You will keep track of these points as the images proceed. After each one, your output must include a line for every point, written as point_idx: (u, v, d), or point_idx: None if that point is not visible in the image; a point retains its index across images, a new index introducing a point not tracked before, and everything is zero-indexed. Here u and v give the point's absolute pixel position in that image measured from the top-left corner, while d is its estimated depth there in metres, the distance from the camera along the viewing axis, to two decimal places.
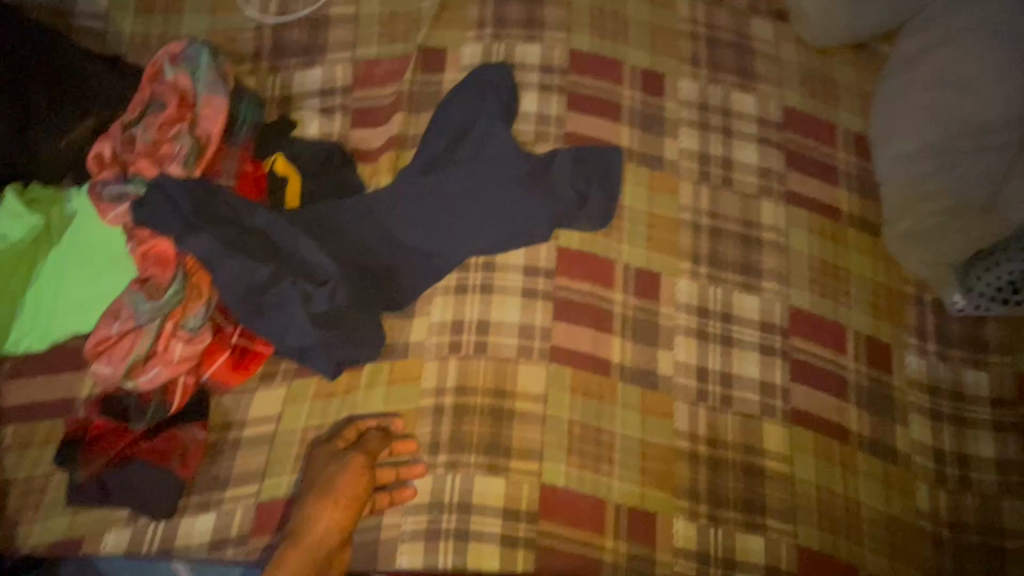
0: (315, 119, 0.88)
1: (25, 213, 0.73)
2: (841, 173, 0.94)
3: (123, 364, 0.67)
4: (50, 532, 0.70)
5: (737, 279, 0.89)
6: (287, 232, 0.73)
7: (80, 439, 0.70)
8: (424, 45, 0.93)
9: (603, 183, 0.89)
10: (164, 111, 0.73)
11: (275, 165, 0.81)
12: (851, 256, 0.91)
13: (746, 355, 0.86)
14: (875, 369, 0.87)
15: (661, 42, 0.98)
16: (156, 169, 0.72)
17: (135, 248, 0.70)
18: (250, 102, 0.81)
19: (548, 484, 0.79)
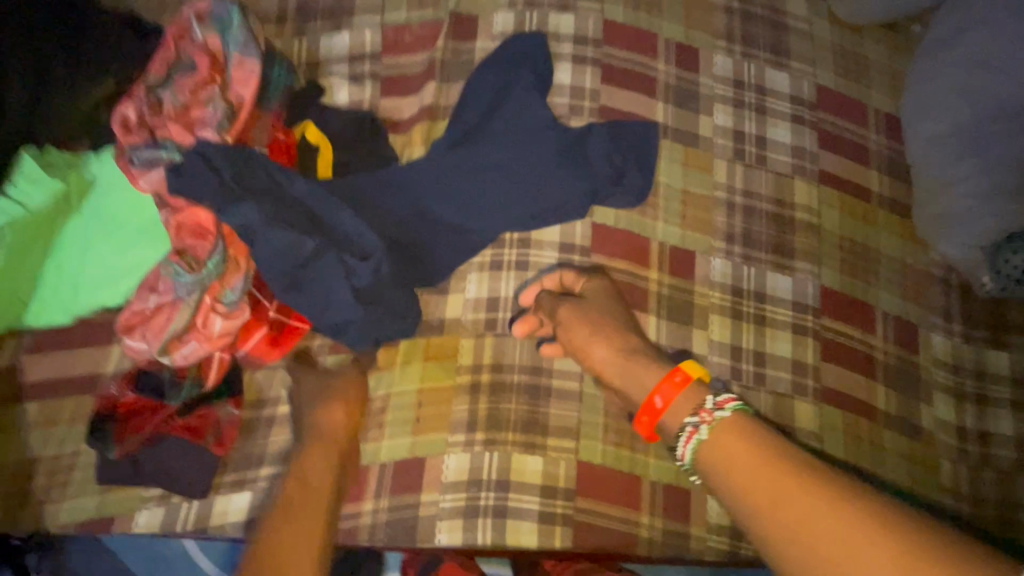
0: (344, 86, 0.85)
1: (42, 178, 0.68)
2: (871, 153, 0.95)
3: (160, 339, 0.65)
4: (80, 511, 0.68)
5: (770, 258, 0.89)
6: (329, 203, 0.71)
7: (111, 417, 0.68)
8: (455, 11, 0.89)
9: (639, 159, 0.88)
10: (195, 73, 0.69)
11: (306, 134, 0.79)
12: (880, 237, 0.92)
13: (779, 334, 0.86)
14: (902, 348, 0.88)
15: (696, 15, 0.96)
16: (188, 134, 0.68)
17: (169, 218, 0.66)
18: (282, 67, 0.77)
19: (585, 462, 0.79)
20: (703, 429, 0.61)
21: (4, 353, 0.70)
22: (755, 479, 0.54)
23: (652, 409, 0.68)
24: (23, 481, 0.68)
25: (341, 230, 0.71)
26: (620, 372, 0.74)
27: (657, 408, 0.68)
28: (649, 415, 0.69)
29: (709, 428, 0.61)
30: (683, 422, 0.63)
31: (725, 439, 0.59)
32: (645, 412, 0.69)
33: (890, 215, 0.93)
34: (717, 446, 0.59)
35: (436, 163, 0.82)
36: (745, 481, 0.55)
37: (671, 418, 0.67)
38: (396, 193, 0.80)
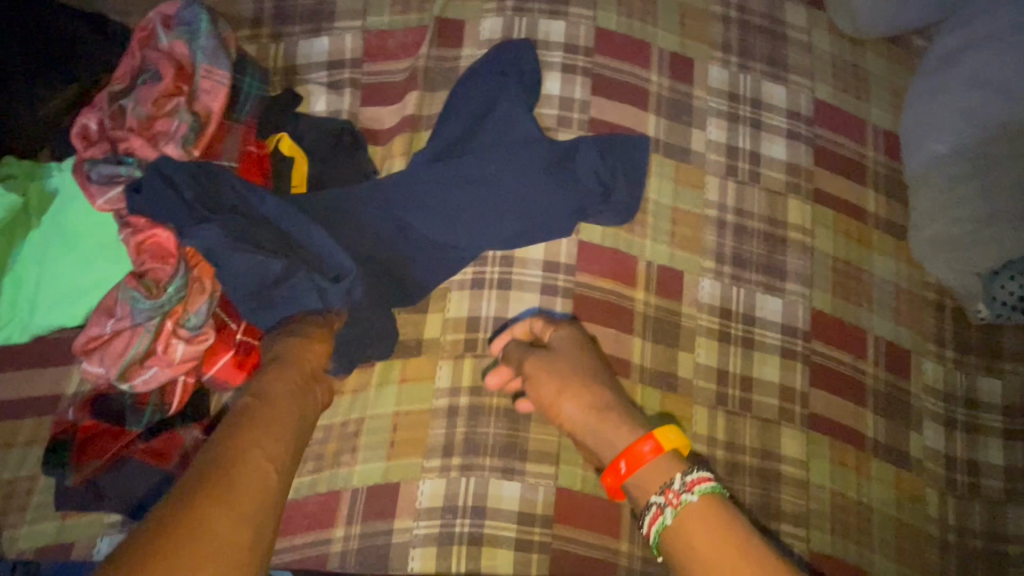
0: (322, 95, 0.81)
1: (0, 191, 0.66)
2: (868, 172, 0.92)
3: (118, 364, 0.63)
4: (36, 536, 0.65)
5: (760, 280, 0.86)
6: (299, 223, 0.67)
7: (69, 442, 0.65)
8: (441, 16, 0.86)
9: (628, 174, 0.85)
10: (159, 83, 0.66)
11: (280, 145, 0.75)
12: (874, 259, 0.89)
13: (767, 359, 0.84)
14: (893, 375, 0.86)
15: (691, 24, 0.93)
16: (150, 148, 0.65)
17: (130, 237, 0.64)
18: (255, 76, 0.75)
19: (564, 488, 0.77)
20: (668, 513, 0.55)
21: None
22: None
23: (618, 473, 0.60)
24: None
25: (312, 250, 0.67)
26: (592, 433, 0.66)
27: (623, 475, 0.61)
28: (614, 480, 0.61)
29: (674, 512, 0.54)
30: (649, 499, 0.57)
31: (693, 527, 0.53)
32: (610, 473, 0.61)
33: (886, 235, 0.90)
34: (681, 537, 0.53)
35: (417, 178, 0.79)
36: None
37: (638, 488, 0.59)
38: (374, 209, 0.77)
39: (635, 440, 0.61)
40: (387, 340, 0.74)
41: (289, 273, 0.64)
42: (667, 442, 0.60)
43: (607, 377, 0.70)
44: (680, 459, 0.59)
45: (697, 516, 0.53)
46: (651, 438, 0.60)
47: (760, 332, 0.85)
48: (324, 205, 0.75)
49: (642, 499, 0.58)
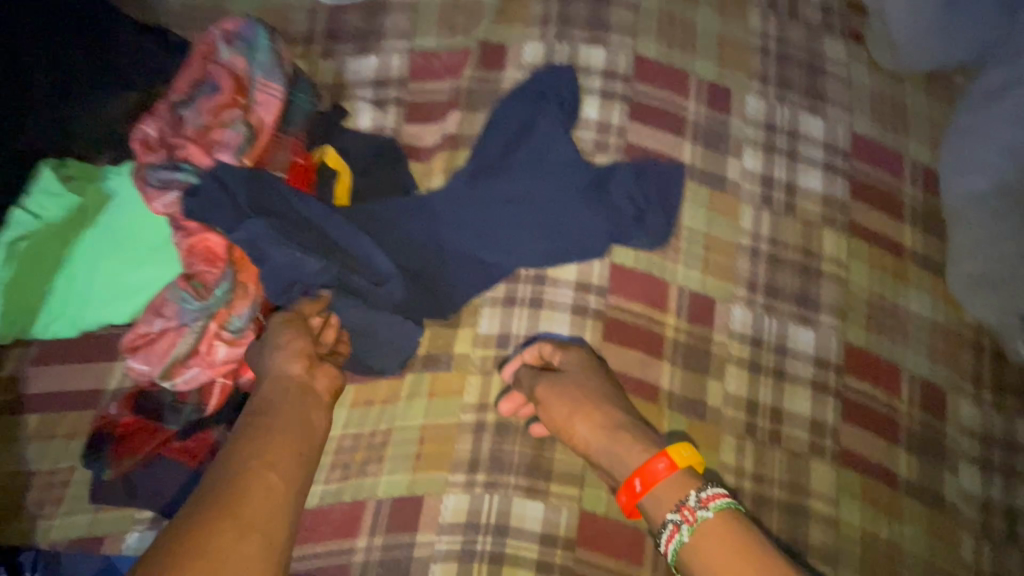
0: (368, 110, 0.84)
1: (62, 192, 0.69)
2: (905, 207, 0.91)
3: (162, 363, 0.65)
4: (70, 528, 0.67)
5: (793, 310, 0.85)
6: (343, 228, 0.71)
7: (107, 437, 0.67)
8: (485, 40, 0.88)
9: (663, 200, 0.85)
10: (217, 95, 0.70)
11: (325, 158, 0.76)
12: (910, 295, 0.88)
13: (798, 390, 0.83)
14: (928, 414, 0.84)
15: (730, 55, 0.94)
16: (206, 155, 0.68)
17: (182, 240, 0.66)
18: (305, 92, 0.76)
19: (588, 511, 0.76)
20: (684, 529, 0.61)
21: (9, 363, 0.70)
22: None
23: (632, 491, 0.66)
24: (17, 494, 0.67)
25: (354, 255, 0.72)
26: (604, 451, 0.71)
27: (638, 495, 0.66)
28: (630, 500, 0.66)
29: (690, 528, 0.60)
30: (665, 517, 0.63)
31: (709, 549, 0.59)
32: (626, 492, 0.67)
33: (923, 271, 0.89)
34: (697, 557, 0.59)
35: (451, 190, 0.80)
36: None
37: (653, 504, 0.65)
38: (409, 218, 0.78)
39: (649, 460, 0.67)
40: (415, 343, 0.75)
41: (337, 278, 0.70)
42: (680, 459, 0.66)
43: (620, 400, 0.74)
44: (693, 477, 0.65)
45: (711, 535, 0.59)
46: (665, 457, 0.66)
47: (791, 362, 0.84)
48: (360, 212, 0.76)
49: (657, 517, 0.64)
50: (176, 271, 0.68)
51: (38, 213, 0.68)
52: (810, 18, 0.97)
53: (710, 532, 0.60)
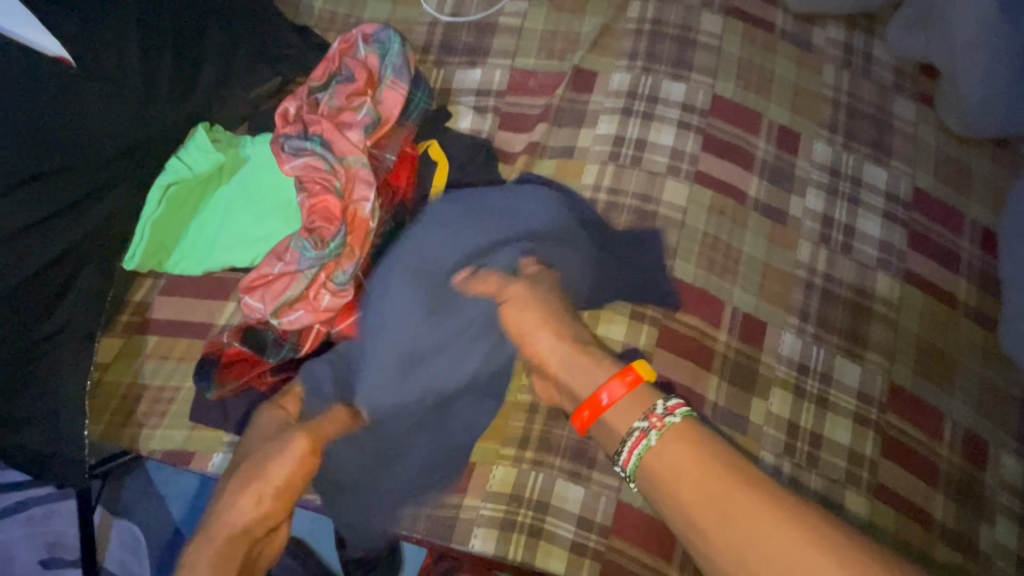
0: (469, 115, 0.94)
1: (211, 150, 0.81)
2: (962, 262, 0.95)
3: (275, 302, 0.76)
4: (169, 440, 0.76)
5: (842, 345, 0.89)
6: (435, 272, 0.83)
7: (215, 361, 0.77)
8: (579, 66, 0.98)
9: (725, 227, 0.92)
10: (352, 84, 0.82)
11: (427, 150, 0.88)
12: (960, 345, 0.91)
13: (839, 421, 0.86)
14: (968, 463, 0.86)
15: (803, 104, 1.01)
16: (335, 132, 0.80)
17: (305, 200, 0.77)
18: (425, 91, 0.88)
19: (625, 503, 0.80)
20: (652, 435, 0.65)
21: (141, 290, 0.81)
22: (693, 500, 0.61)
23: (596, 403, 0.70)
24: (130, 403, 0.77)
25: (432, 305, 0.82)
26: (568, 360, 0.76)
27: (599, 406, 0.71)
28: (592, 409, 0.71)
29: (658, 434, 0.65)
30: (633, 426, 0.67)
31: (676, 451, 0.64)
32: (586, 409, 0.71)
33: (975, 324, 0.92)
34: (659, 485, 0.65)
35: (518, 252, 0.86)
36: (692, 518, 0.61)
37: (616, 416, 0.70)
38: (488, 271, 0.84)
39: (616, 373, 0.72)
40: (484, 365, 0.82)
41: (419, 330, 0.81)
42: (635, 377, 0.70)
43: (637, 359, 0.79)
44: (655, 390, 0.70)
45: (660, 457, 0.65)
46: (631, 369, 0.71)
47: (836, 392, 0.87)
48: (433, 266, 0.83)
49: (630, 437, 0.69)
50: (296, 227, 0.79)
51: (187, 164, 0.80)
52: (883, 78, 1.04)
53: (666, 443, 0.65)
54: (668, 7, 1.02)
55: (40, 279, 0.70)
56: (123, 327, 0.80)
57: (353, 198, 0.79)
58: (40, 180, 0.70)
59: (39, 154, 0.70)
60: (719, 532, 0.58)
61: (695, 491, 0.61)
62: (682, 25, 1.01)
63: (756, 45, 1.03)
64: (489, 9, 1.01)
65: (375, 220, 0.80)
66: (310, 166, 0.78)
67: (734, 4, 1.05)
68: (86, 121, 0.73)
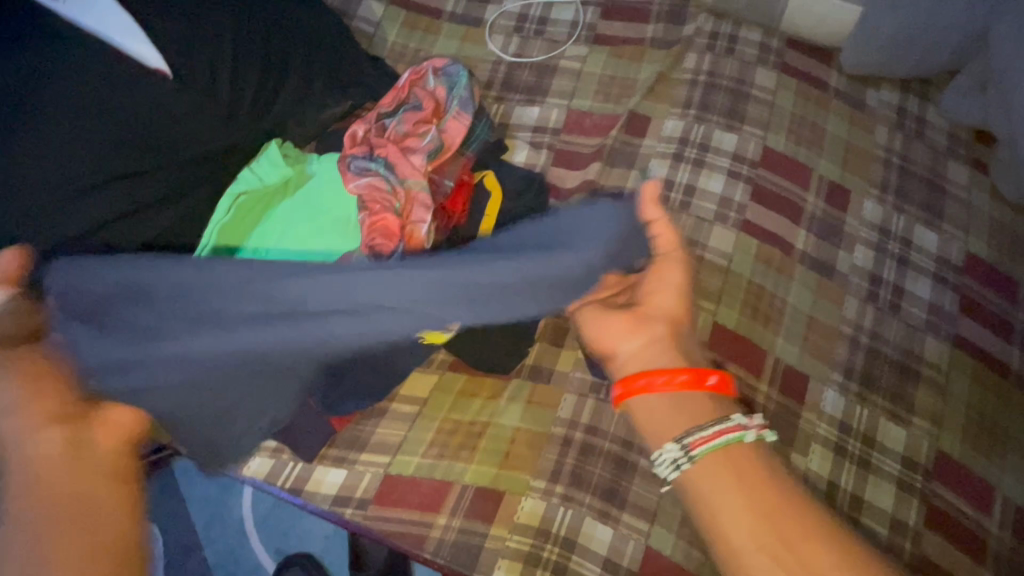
0: (525, 149, 0.98)
1: (280, 164, 0.86)
2: (1017, 331, 0.92)
3: None
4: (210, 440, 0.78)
5: (887, 406, 0.87)
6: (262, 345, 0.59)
7: None
8: (634, 110, 1.01)
9: (770, 276, 0.92)
10: (420, 113, 0.86)
11: (484, 180, 0.89)
12: (1012, 418, 0.87)
13: (881, 485, 0.83)
14: (1020, 542, 0.81)
15: (854, 162, 1.01)
16: (400, 155, 0.83)
17: (365, 217, 0.78)
18: (486, 124, 0.92)
19: (654, 549, 0.78)
20: (747, 432, 0.58)
21: None
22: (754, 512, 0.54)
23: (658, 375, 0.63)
24: None
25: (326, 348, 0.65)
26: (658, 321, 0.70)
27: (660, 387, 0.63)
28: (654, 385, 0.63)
29: (752, 434, 0.58)
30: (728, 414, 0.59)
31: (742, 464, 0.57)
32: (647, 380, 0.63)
33: None
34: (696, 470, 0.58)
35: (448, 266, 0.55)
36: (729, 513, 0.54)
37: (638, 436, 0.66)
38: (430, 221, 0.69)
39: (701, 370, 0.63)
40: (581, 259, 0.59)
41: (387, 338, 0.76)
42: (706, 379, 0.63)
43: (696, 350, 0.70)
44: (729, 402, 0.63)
45: (727, 452, 0.57)
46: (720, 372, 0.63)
47: (879, 455, 0.84)
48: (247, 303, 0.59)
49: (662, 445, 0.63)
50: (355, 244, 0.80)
51: (256, 176, 0.84)
52: (937, 142, 1.04)
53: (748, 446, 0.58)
54: (724, 60, 1.05)
55: None
56: None
57: (411, 219, 0.79)
58: (130, 178, 0.75)
59: (131, 157, 0.75)
60: (763, 539, 0.52)
61: (752, 490, 0.55)
62: (736, 79, 1.04)
63: (809, 102, 1.05)
64: (551, 52, 1.05)
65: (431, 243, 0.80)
66: (373, 186, 0.80)
67: (789, 62, 1.07)
68: (175, 128, 0.78)
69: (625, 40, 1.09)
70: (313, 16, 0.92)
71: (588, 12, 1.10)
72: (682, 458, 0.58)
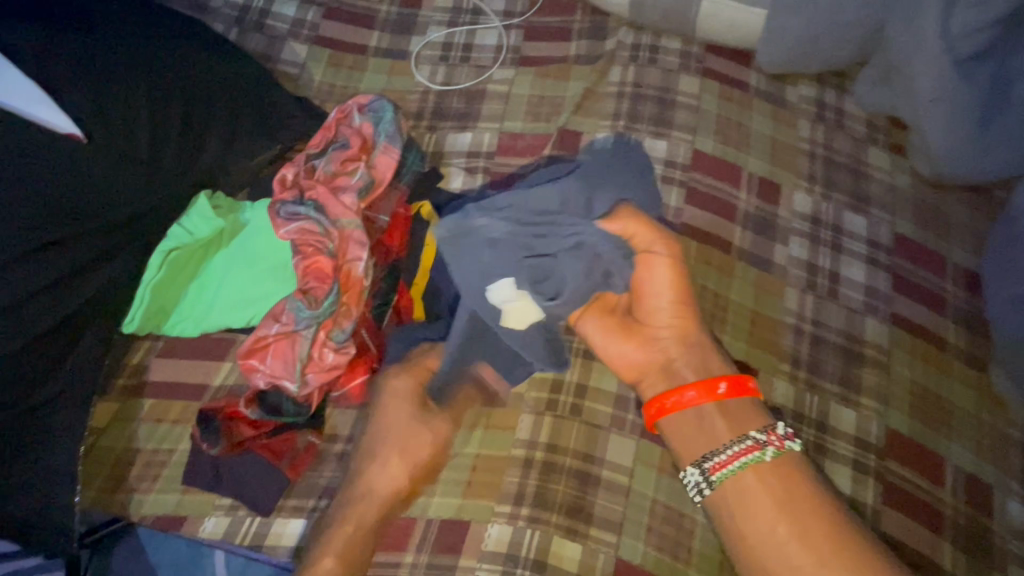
0: (460, 176, 0.98)
1: (210, 215, 0.84)
2: (949, 305, 0.96)
3: (277, 367, 0.77)
4: (161, 504, 0.75)
5: (834, 390, 0.89)
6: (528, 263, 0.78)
7: (214, 419, 0.77)
8: (564, 127, 1.03)
9: (712, 276, 0.94)
10: (347, 151, 0.86)
11: (421, 211, 0.88)
12: (954, 388, 0.91)
13: (837, 468, 0.85)
14: (973, 509, 0.84)
15: (780, 156, 1.05)
16: (330, 196, 0.83)
17: (298, 261, 0.79)
18: (418, 154, 0.92)
19: (624, 560, 0.78)
20: (768, 449, 0.74)
21: (138, 352, 0.83)
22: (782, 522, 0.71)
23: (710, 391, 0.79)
24: (122, 468, 0.77)
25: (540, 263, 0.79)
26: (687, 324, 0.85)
27: (678, 399, 0.80)
28: (677, 404, 0.79)
29: (773, 450, 0.74)
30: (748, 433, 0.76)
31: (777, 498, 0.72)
32: (669, 400, 0.80)
33: (966, 366, 0.92)
34: (733, 501, 0.73)
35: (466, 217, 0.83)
36: (765, 534, 0.71)
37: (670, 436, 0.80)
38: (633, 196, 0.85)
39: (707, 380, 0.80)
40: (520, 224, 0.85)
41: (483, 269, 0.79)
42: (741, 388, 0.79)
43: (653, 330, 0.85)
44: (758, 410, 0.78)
45: (749, 473, 0.74)
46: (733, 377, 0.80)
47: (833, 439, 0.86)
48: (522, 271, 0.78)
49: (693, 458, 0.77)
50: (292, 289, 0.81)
51: (186, 230, 0.83)
52: (856, 130, 1.08)
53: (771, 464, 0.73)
54: (647, 70, 1.08)
55: (47, 341, 0.73)
56: (119, 390, 0.81)
57: (347, 258, 0.80)
58: (51, 248, 0.74)
59: (49, 225, 0.74)
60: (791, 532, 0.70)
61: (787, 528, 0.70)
62: (660, 87, 1.07)
63: (732, 103, 1.08)
64: (479, 77, 1.07)
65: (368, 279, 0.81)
66: (304, 230, 0.80)
67: (709, 66, 1.11)
68: (96, 194, 0.78)
69: (551, 60, 1.11)
70: (229, 66, 0.90)
71: (510, 35, 1.12)
72: (703, 485, 0.75)
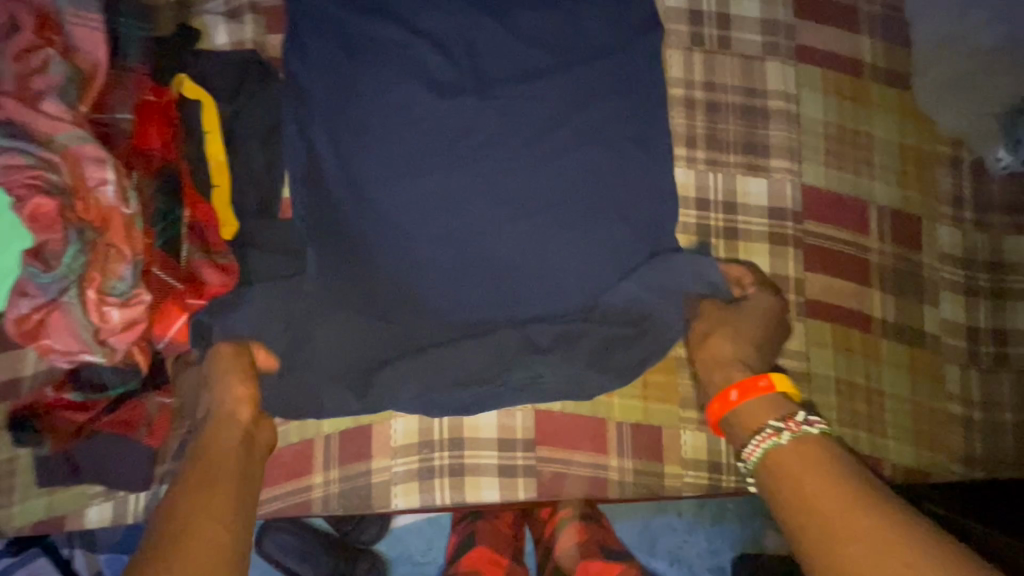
0: (221, 25, 0.75)
1: None
2: (862, 15, 0.79)
3: (71, 340, 0.61)
4: (30, 513, 0.68)
5: (740, 161, 0.76)
6: (595, 318, 0.70)
7: (33, 416, 0.66)
8: None
9: (566, 50, 0.74)
10: (19, 35, 0.61)
11: (182, 89, 0.69)
12: (874, 116, 0.78)
13: (754, 247, 0.75)
14: (901, 246, 0.76)
15: None
16: (23, 109, 0.59)
17: (19, 210, 0.57)
18: (132, 17, 0.71)
19: (543, 410, 0.73)
20: (785, 435, 0.55)
21: None
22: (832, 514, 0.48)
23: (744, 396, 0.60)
24: None
25: (627, 290, 0.70)
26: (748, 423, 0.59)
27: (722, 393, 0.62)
28: (722, 407, 0.62)
29: (792, 435, 0.55)
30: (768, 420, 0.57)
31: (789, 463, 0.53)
32: (719, 399, 0.62)
33: (887, 88, 0.79)
34: (780, 462, 0.54)
35: (393, 233, 0.70)
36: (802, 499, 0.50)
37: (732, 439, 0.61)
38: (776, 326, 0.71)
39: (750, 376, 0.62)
40: (560, 187, 0.72)
41: (318, 246, 0.70)
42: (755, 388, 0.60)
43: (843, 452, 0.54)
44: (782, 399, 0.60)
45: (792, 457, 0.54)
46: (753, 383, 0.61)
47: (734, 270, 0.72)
48: (360, 250, 0.70)
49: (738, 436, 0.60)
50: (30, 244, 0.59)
51: None
52: None
53: (794, 448, 0.54)
54: None
55: None
56: None
57: (86, 187, 0.60)
58: None
59: None
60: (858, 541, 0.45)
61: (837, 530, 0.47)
62: None
63: None
64: None
65: (129, 205, 0.62)
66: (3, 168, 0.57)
67: None
68: None
69: None
70: None
71: None
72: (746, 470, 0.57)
